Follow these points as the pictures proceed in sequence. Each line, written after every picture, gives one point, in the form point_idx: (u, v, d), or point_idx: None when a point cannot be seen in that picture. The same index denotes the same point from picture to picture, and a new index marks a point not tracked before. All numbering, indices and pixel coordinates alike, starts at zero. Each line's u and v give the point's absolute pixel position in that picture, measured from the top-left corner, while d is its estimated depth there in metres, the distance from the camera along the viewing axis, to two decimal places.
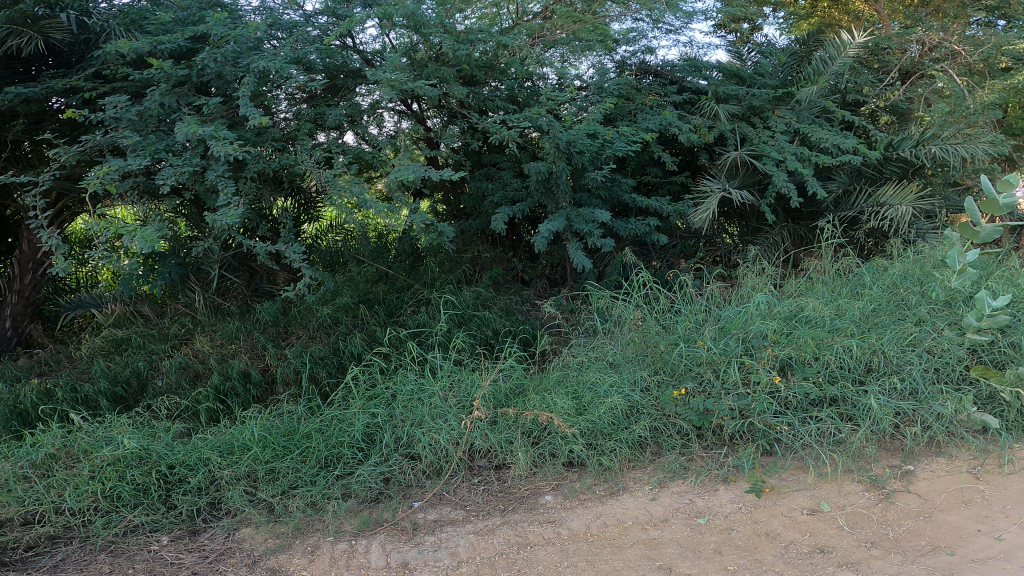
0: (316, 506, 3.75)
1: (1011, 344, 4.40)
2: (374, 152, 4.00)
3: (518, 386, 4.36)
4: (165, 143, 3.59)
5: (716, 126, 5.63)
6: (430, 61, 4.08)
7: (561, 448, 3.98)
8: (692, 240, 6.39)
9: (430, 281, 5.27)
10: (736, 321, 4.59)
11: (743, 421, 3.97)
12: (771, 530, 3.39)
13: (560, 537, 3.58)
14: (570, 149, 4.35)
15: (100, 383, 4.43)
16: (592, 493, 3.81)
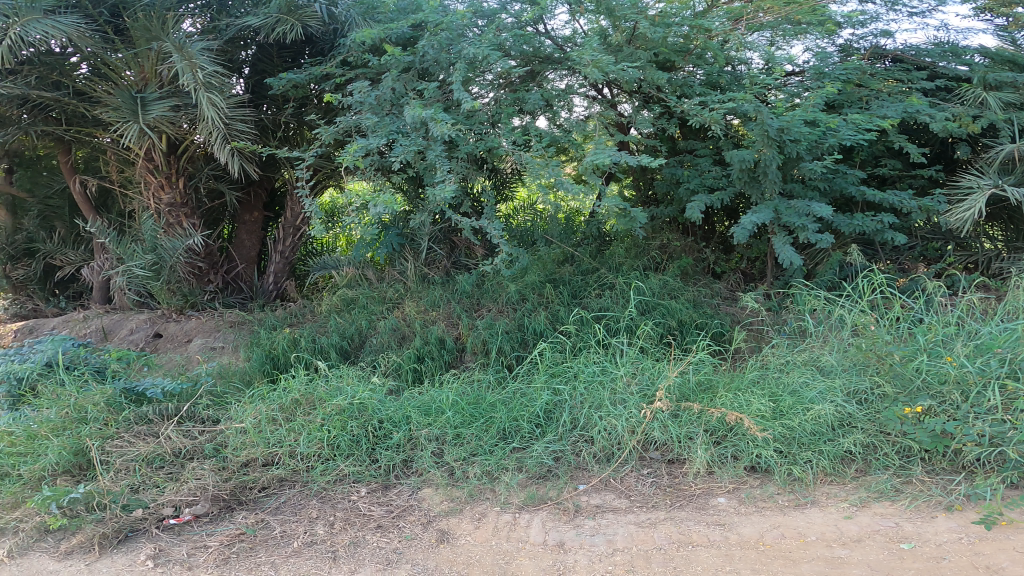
0: (491, 475, 3.78)
1: None
2: (565, 135, 4.06)
3: (705, 381, 4.13)
4: (399, 124, 3.72)
5: (985, 116, 4.97)
6: (624, 43, 4.27)
7: (746, 451, 3.64)
8: (935, 241, 5.63)
9: (615, 266, 5.17)
10: (1001, 339, 3.78)
11: (991, 449, 3.21)
12: (994, 564, 2.73)
13: (727, 541, 3.23)
14: (780, 138, 4.30)
15: (332, 337, 4.90)
16: (774, 502, 3.38)
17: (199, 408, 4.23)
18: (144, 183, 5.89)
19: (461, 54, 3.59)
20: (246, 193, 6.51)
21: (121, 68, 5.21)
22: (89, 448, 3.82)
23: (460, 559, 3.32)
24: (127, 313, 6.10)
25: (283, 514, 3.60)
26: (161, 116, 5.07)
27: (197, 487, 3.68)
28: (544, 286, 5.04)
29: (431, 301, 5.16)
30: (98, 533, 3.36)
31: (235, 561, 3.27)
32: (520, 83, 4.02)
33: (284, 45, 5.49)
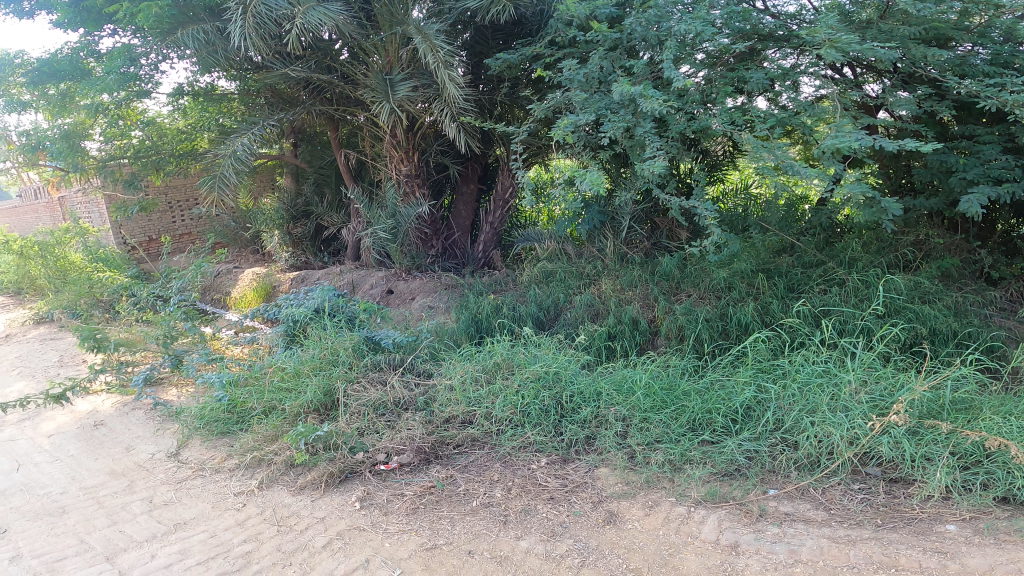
0: (673, 465, 3.50)
1: None
2: (794, 116, 3.79)
3: (966, 402, 3.37)
4: (607, 102, 3.82)
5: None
6: (875, 23, 3.94)
7: (1001, 479, 2.88)
8: None
9: (846, 261, 4.55)
10: None
11: None
12: None
13: (943, 571, 2.54)
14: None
15: (530, 305, 5.08)
16: (1021, 536, 2.63)
17: (418, 362, 4.64)
18: (389, 157, 6.84)
19: (674, 33, 3.62)
20: (465, 166, 7.24)
21: (371, 53, 6.05)
22: (335, 390, 4.33)
23: (624, 542, 3.13)
24: (369, 270, 7.04)
25: (469, 473, 3.75)
26: (404, 94, 5.84)
27: (407, 437, 3.97)
28: (754, 275, 4.60)
29: (629, 281, 5.04)
30: (327, 472, 3.79)
31: (421, 512, 3.49)
32: (736, 61, 3.97)
33: (498, 26, 5.84)
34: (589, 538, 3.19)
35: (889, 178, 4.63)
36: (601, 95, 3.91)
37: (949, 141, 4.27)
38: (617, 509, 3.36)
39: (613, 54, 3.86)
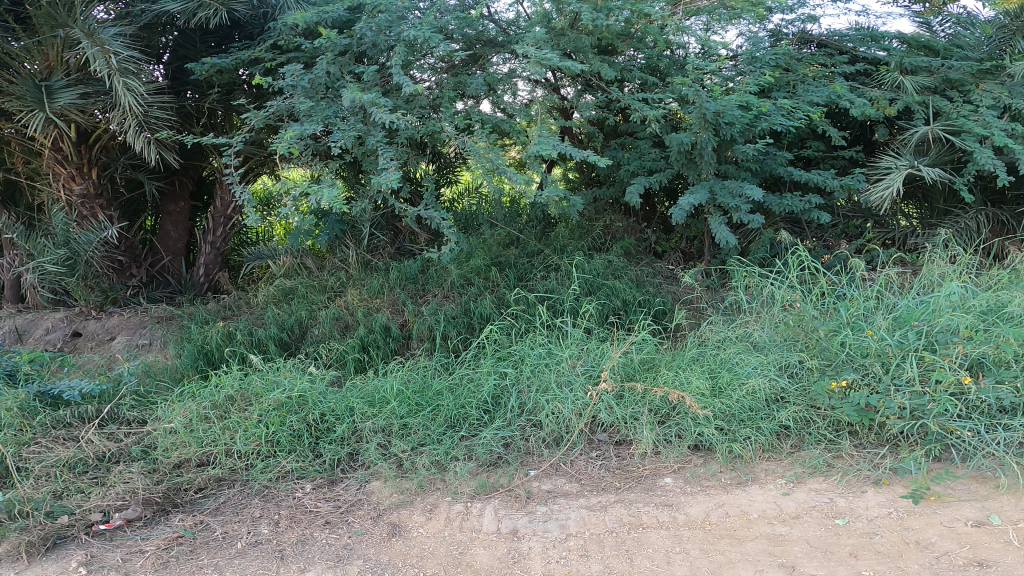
0: (439, 465, 3.87)
1: None
2: (511, 122, 4.20)
3: (649, 360, 4.26)
4: (334, 110, 4.00)
5: (902, 99, 4.89)
6: (567, 29, 4.13)
7: (688, 430, 3.78)
8: (857, 219, 5.72)
9: (559, 247, 5.43)
10: (918, 312, 4.20)
11: (914, 422, 3.56)
12: (923, 539, 2.97)
13: (676, 522, 3.37)
14: (717, 119, 4.17)
15: (272, 329, 4.96)
16: (717, 481, 3.55)
17: (122, 409, 4.17)
18: (54, 174, 6.21)
19: (403, 38, 3.86)
20: (170, 181, 6.95)
21: (25, 55, 5.45)
22: (3, 457, 3.66)
23: (414, 551, 3.33)
24: (42, 311, 6.48)
25: (224, 515, 3.55)
26: (69, 102, 5.41)
27: (126, 491, 3.56)
28: (488, 270, 5.24)
29: (374, 290, 5.34)
30: (24, 541, 3.26)
31: (174, 566, 3.21)
32: (461, 66, 4.29)
33: (206, 29, 5.80)
34: (379, 554, 3.31)
35: (585, 172, 5.55)
36: (331, 100, 4.12)
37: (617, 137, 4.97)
38: (397, 519, 3.55)
39: (342, 60, 4.12)
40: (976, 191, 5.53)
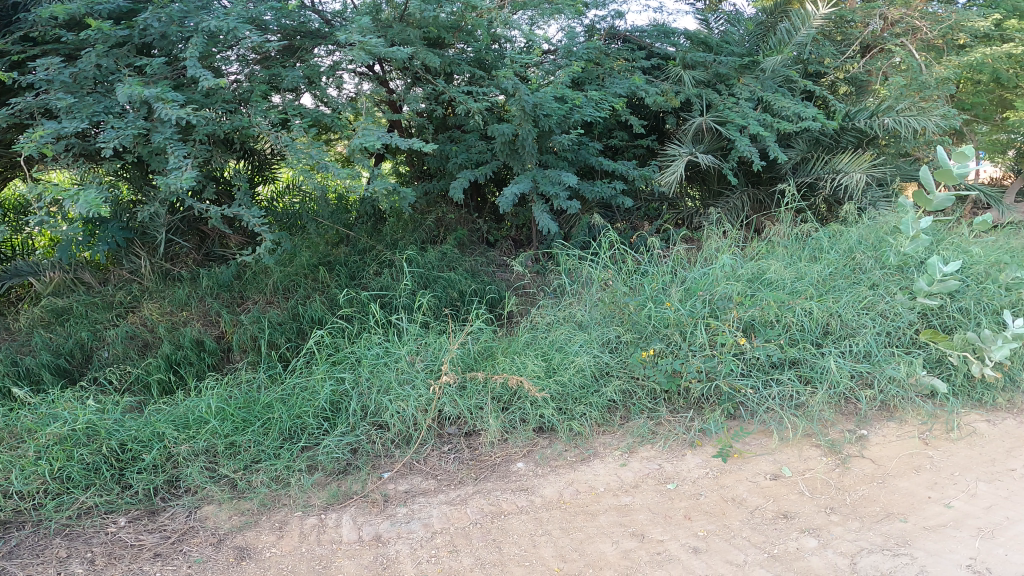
0: (280, 480, 3.87)
1: (960, 310, 5.29)
2: (332, 116, 5.17)
3: (486, 350, 4.80)
4: (104, 107, 4.54)
5: (684, 91, 6.35)
6: (393, 21, 5.21)
7: (531, 414, 4.25)
8: (656, 203, 7.03)
9: (390, 245, 6.53)
10: (701, 284, 5.04)
11: (710, 384, 4.28)
12: (736, 496, 3.62)
13: (533, 505, 3.69)
14: (535, 111, 5.15)
15: (43, 357, 4.97)
16: (564, 460, 4.02)
17: None
18: None
19: (202, 33, 4.65)
20: None
21: None
22: None
23: (271, 572, 3.25)
24: None
25: (22, 559, 3.30)
26: None
27: None
28: (317, 270, 6.16)
29: (178, 303, 5.89)
30: None
31: None
32: (271, 60, 5.42)
33: None
34: None
35: (414, 167, 7.08)
36: (98, 95, 4.66)
37: (447, 131, 6.32)
38: (243, 541, 3.46)
39: (115, 54, 4.73)
40: (740, 176, 7.03)
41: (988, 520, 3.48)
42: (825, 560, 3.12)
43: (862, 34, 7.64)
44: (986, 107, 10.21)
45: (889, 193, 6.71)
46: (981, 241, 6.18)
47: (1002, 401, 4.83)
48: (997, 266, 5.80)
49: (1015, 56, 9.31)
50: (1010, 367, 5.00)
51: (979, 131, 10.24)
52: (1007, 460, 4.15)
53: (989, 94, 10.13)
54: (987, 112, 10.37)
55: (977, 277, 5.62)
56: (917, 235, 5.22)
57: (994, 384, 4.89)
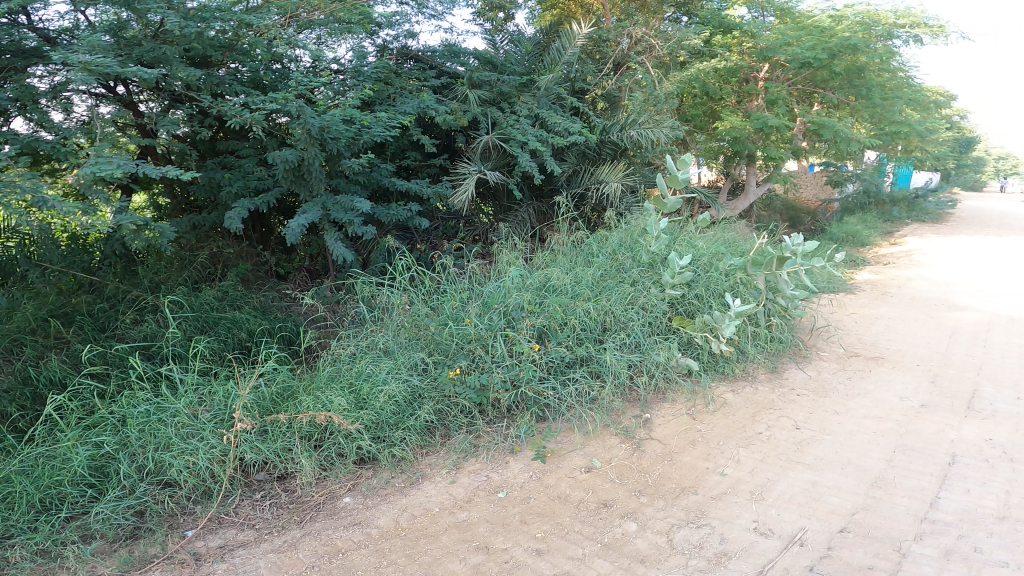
0: (47, 553, 3.42)
1: (695, 297, 6.16)
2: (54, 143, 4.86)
3: (286, 390, 4.61)
4: None
5: (470, 111, 6.99)
6: (143, 38, 5.32)
7: (348, 447, 4.23)
8: (452, 221, 7.54)
9: (150, 289, 6.19)
10: (496, 296, 5.34)
11: (515, 391, 4.60)
12: (561, 494, 3.97)
13: (370, 536, 3.64)
14: (321, 136, 5.57)
15: None
16: (393, 487, 4.07)
17: None
18: None
19: None
20: None
21: None
22: None
23: None
24: None
25: None
26: None
27: None
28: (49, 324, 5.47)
29: None
30: None
31: None
32: None
33: None
34: None
35: (176, 199, 6.88)
36: None
37: (218, 155, 6.45)
38: None
39: None
40: (525, 190, 7.67)
41: (755, 483, 4.24)
42: (647, 540, 3.55)
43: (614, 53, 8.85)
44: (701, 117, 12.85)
45: (640, 199, 7.75)
46: (704, 236, 7.33)
47: (737, 369, 5.80)
48: (718, 256, 6.92)
49: (718, 69, 12.03)
50: (739, 341, 6.00)
51: (698, 139, 12.78)
52: (751, 424, 5.03)
53: (704, 106, 12.90)
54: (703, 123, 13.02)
55: (705, 266, 6.62)
56: (657, 234, 6.11)
57: (731, 358, 5.85)
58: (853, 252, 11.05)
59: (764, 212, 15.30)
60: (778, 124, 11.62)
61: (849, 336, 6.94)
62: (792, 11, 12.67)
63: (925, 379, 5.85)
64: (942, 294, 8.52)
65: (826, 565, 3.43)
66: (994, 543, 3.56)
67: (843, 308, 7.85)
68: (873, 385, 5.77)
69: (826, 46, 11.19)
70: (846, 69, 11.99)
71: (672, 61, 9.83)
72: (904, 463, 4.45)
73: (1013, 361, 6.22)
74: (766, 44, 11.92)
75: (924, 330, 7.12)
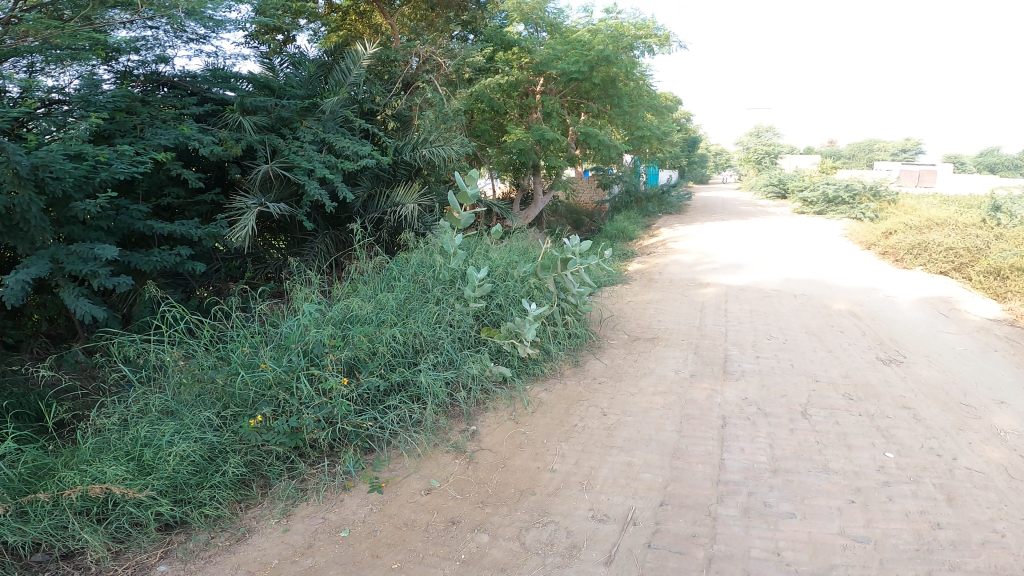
0: None
1: (497, 306, 6.30)
2: None
3: (42, 466, 3.82)
4: None
5: (245, 138, 6.45)
6: None
7: (144, 516, 3.72)
8: (235, 260, 6.87)
9: None
10: (293, 335, 5.01)
11: (331, 429, 4.44)
12: (408, 520, 3.89)
13: None
14: (36, 175, 4.67)
15: None
16: (217, 547, 3.71)
17: None
18: None
19: None
20: None
21: None
22: None
23: None
24: None
25: None
26: None
27: None
28: None
29: None
30: None
31: None
32: None
33: None
34: None
35: None
36: None
37: None
38: None
39: None
40: (318, 221, 7.30)
41: (583, 473, 4.49)
42: (502, 548, 3.62)
43: (403, 73, 8.64)
44: (490, 131, 12.99)
45: (438, 217, 7.94)
46: (499, 248, 7.61)
47: (545, 369, 6.06)
48: (511, 266, 7.19)
49: (501, 83, 12.20)
50: (543, 342, 6.25)
51: (491, 153, 13.03)
52: (567, 418, 5.26)
53: (492, 120, 13.17)
54: (492, 137, 13.31)
55: (501, 276, 6.76)
56: (455, 249, 6.35)
57: (538, 359, 6.09)
58: (623, 246, 12.15)
59: (550, 217, 16.21)
60: (555, 136, 12.50)
61: (630, 322, 7.42)
62: (561, 27, 13.67)
63: (690, 351, 6.48)
64: (691, 276, 9.55)
65: (659, 539, 3.74)
66: (777, 495, 4.09)
67: (621, 297, 8.32)
68: (653, 363, 6.25)
69: (586, 59, 12.41)
70: (604, 80, 13.36)
71: (460, 78, 9.92)
72: (691, 431, 4.95)
73: (747, 327, 7.14)
74: (540, 60, 12.74)
75: (681, 308, 7.88)
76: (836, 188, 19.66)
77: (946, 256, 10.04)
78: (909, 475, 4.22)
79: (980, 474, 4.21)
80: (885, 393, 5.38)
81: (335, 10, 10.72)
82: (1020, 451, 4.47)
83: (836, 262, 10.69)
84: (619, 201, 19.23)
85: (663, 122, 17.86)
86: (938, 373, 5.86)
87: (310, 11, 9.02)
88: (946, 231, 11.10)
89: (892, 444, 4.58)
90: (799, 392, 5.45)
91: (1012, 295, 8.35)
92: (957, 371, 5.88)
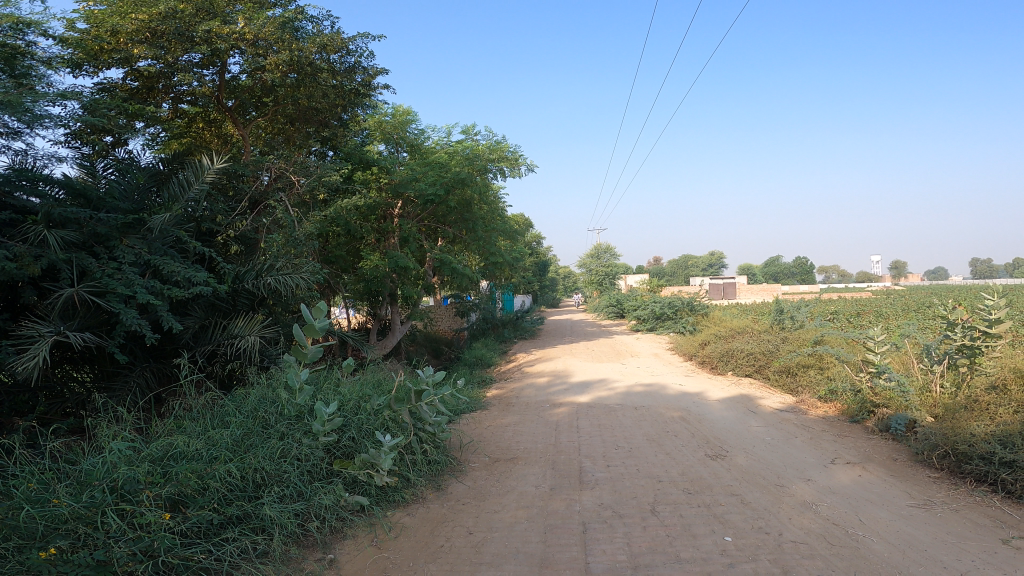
0: None
1: (351, 438, 5.76)
2: None
3: None
4: None
5: (46, 256, 5.43)
6: None
7: None
8: (25, 393, 5.80)
9: None
10: (96, 472, 4.19)
11: (151, 563, 3.86)
12: None
13: None
14: None
15: None
16: None
17: None
18: None
19: None
20: None
21: None
22: None
23: None
24: None
25: None
26: None
27: None
28: None
29: None
30: None
31: None
32: None
33: None
34: None
35: None
36: None
37: None
38: None
39: None
40: (136, 353, 6.48)
41: None
42: None
43: (251, 190, 8.76)
44: (344, 259, 12.83)
45: (283, 349, 7.60)
46: (354, 380, 7.35)
47: (406, 496, 5.77)
48: (364, 398, 6.57)
49: (359, 209, 12.08)
50: (402, 470, 5.98)
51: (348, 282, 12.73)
52: (431, 539, 4.99)
53: (347, 246, 13.04)
54: (348, 263, 13.07)
55: (352, 409, 6.12)
56: (302, 385, 5.80)
57: (398, 487, 5.79)
58: (480, 373, 12.30)
59: (409, 347, 16.15)
60: (410, 263, 12.64)
61: (490, 445, 7.37)
62: (420, 146, 14.26)
63: (549, 467, 6.51)
64: (546, 397, 9.80)
65: None
66: None
67: (480, 423, 8.28)
68: (514, 481, 6.18)
69: (443, 180, 13.26)
70: (459, 204, 14.25)
71: (312, 199, 10.05)
72: (555, 540, 4.85)
73: (597, 439, 7.33)
74: (399, 180, 12.94)
75: (538, 427, 7.99)
76: (662, 305, 21.31)
77: (749, 359, 11.02)
78: (747, 554, 4.33)
79: (805, 545, 4.39)
80: (716, 484, 5.67)
81: (180, 114, 10.51)
82: (832, 519, 4.80)
83: (672, 375, 11.40)
84: (477, 328, 19.62)
85: (512, 248, 18.75)
86: (770, 460, 6.28)
87: (152, 113, 8.63)
88: (745, 337, 12.30)
89: (728, 529, 4.75)
90: (646, 492, 5.62)
91: (803, 389, 9.29)
92: (769, 458, 6.32)
